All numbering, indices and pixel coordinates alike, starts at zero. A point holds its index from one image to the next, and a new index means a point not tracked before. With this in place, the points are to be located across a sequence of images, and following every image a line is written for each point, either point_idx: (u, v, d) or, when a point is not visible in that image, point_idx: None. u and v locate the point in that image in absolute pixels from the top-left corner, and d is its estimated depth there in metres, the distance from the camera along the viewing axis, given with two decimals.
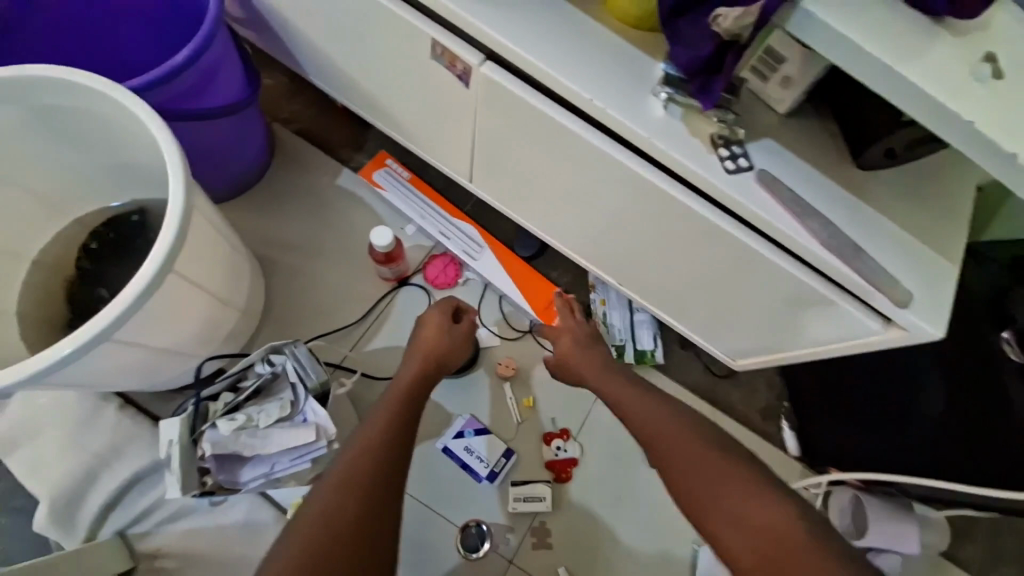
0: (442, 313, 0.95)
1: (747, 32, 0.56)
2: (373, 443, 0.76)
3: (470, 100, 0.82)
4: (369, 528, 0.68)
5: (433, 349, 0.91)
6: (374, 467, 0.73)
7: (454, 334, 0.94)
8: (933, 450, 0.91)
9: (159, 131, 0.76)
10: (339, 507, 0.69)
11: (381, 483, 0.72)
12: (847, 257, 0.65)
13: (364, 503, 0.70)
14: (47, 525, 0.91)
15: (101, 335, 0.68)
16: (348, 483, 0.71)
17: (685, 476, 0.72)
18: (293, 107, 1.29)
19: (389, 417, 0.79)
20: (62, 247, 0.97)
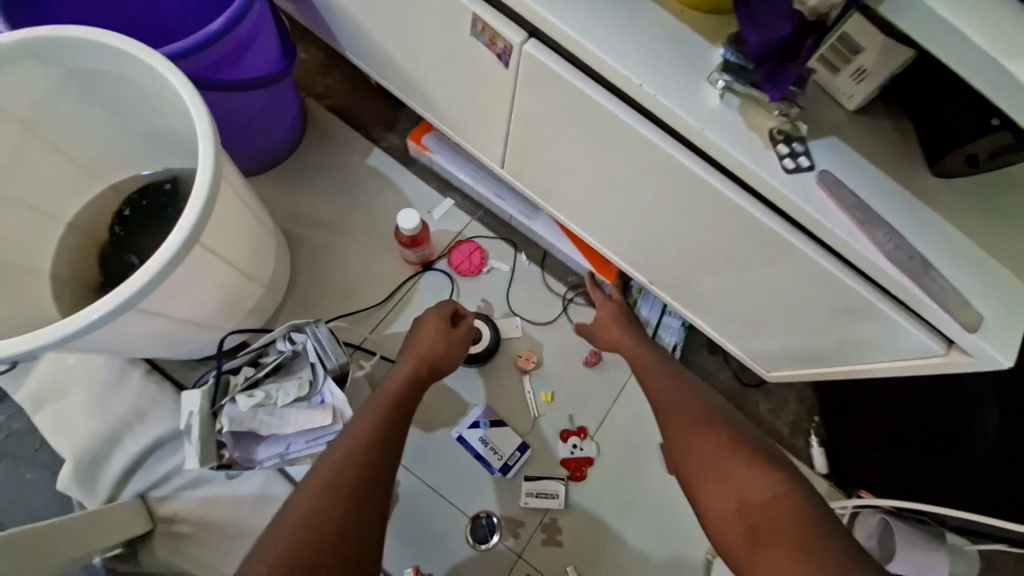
0: (439, 316, 0.97)
1: (836, 10, 0.52)
2: (363, 442, 0.76)
3: (509, 81, 0.78)
4: (357, 524, 0.67)
5: (430, 351, 0.93)
6: (365, 463, 0.73)
7: (450, 337, 0.96)
8: (982, 483, 0.84)
9: (191, 98, 0.74)
10: (328, 500, 0.68)
11: (370, 481, 0.72)
12: (912, 270, 0.59)
13: (354, 499, 0.69)
14: (73, 482, 0.94)
15: (126, 302, 0.68)
16: (337, 480, 0.70)
17: (687, 451, 0.73)
18: (328, 82, 1.27)
19: (380, 417, 0.80)
20: (96, 212, 0.98)
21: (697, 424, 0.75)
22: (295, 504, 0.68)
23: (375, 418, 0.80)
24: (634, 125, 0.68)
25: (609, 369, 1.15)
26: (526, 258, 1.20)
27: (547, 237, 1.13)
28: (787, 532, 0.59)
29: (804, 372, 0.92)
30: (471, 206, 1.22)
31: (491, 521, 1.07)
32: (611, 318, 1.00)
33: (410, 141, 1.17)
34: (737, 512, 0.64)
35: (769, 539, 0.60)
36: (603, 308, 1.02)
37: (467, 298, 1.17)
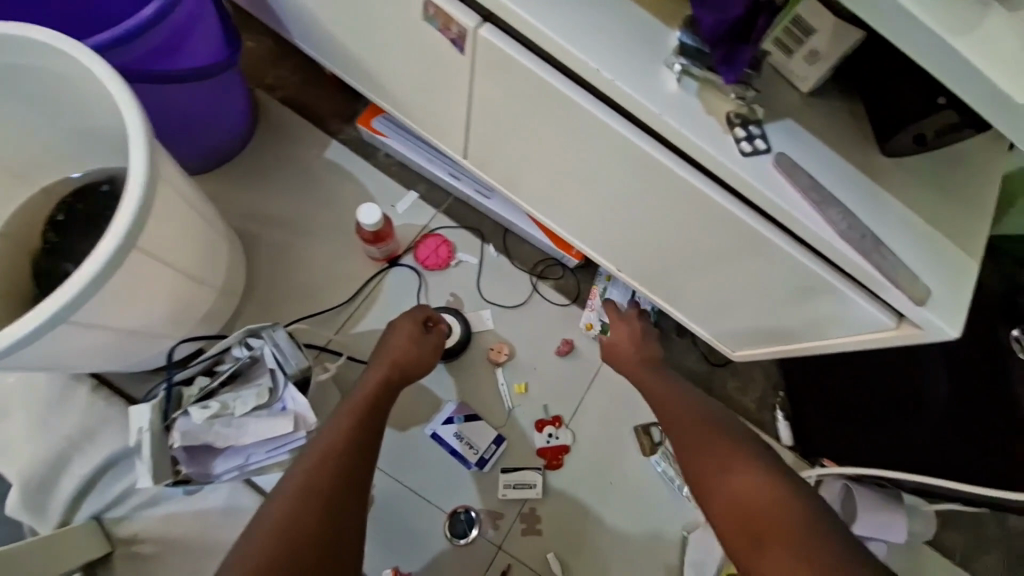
0: (412, 320, 0.95)
1: None
2: (337, 448, 0.73)
3: (466, 68, 0.75)
4: (334, 536, 0.66)
5: (403, 355, 0.90)
6: (339, 472, 0.71)
7: (423, 343, 0.93)
8: (933, 449, 0.89)
9: (120, 92, 0.69)
10: (302, 513, 0.65)
11: (347, 489, 0.70)
12: (866, 248, 0.61)
13: (330, 509, 0.67)
14: (19, 510, 0.88)
15: (60, 314, 0.63)
16: (311, 488, 0.68)
17: (692, 449, 0.77)
18: (277, 72, 1.20)
19: (353, 423, 0.77)
20: (25, 219, 0.90)
21: (695, 429, 0.79)
22: (267, 515, 0.65)
23: (349, 424, 0.77)
24: (594, 111, 0.67)
25: (582, 357, 1.15)
26: (494, 250, 1.18)
27: (507, 217, 1.12)
28: (785, 532, 0.63)
29: (768, 351, 0.95)
30: (435, 199, 1.19)
31: (470, 516, 1.07)
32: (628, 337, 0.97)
33: (359, 126, 1.13)
34: (737, 513, 0.68)
35: (770, 538, 0.64)
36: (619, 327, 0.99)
37: (435, 293, 1.14)
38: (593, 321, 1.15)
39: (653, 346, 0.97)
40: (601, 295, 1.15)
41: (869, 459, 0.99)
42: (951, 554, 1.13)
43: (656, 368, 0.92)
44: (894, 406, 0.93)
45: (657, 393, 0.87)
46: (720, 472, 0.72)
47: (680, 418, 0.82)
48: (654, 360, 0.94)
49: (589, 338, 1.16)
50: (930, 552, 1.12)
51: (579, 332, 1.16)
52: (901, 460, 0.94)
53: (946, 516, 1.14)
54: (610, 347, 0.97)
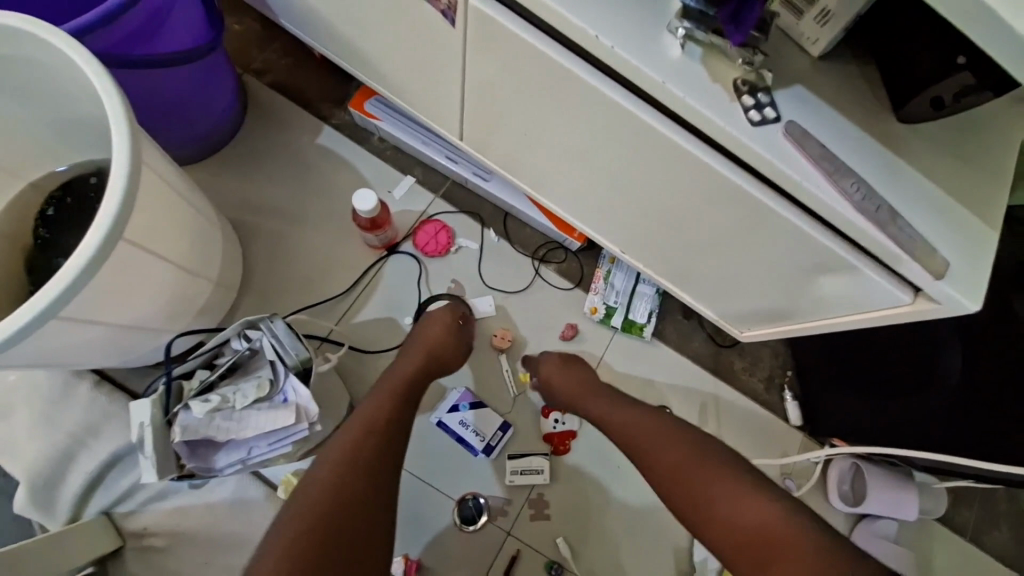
0: (449, 310, 1.00)
1: None
2: (377, 423, 0.79)
3: (458, 42, 0.72)
4: (370, 510, 0.72)
5: (439, 344, 0.95)
6: (379, 449, 0.76)
7: (457, 334, 0.98)
8: (946, 426, 0.86)
9: (99, 78, 0.66)
10: (344, 486, 0.71)
11: (385, 467, 0.75)
12: (882, 220, 0.58)
13: (368, 486, 0.73)
14: (27, 506, 0.88)
15: (49, 311, 0.62)
16: (353, 462, 0.73)
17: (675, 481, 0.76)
18: (266, 56, 1.17)
19: (392, 402, 0.83)
20: (16, 214, 0.89)
21: (672, 449, 0.79)
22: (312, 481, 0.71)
23: (388, 402, 0.83)
24: (594, 83, 0.64)
25: (587, 341, 1.13)
26: (495, 234, 1.16)
27: (507, 199, 1.09)
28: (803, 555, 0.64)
29: (773, 330, 0.94)
30: (433, 183, 1.16)
31: (479, 502, 1.07)
32: (557, 365, 0.99)
33: (352, 109, 1.10)
34: (740, 540, 0.69)
35: (780, 562, 0.65)
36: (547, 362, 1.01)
37: (436, 279, 1.12)
38: (597, 304, 1.13)
39: (581, 369, 0.99)
40: (605, 277, 1.14)
41: (880, 438, 0.97)
42: (964, 531, 1.11)
43: (598, 386, 0.95)
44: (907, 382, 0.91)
45: (611, 415, 0.89)
46: (715, 493, 0.73)
47: (659, 426, 0.83)
48: (587, 385, 0.95)
49: (594, 322, 1.14)
50: (942, 529, 1.11)
51: (584, 315, 1.14)
52: (913, 438, 0.92)
53: (959, 494, 1.13)
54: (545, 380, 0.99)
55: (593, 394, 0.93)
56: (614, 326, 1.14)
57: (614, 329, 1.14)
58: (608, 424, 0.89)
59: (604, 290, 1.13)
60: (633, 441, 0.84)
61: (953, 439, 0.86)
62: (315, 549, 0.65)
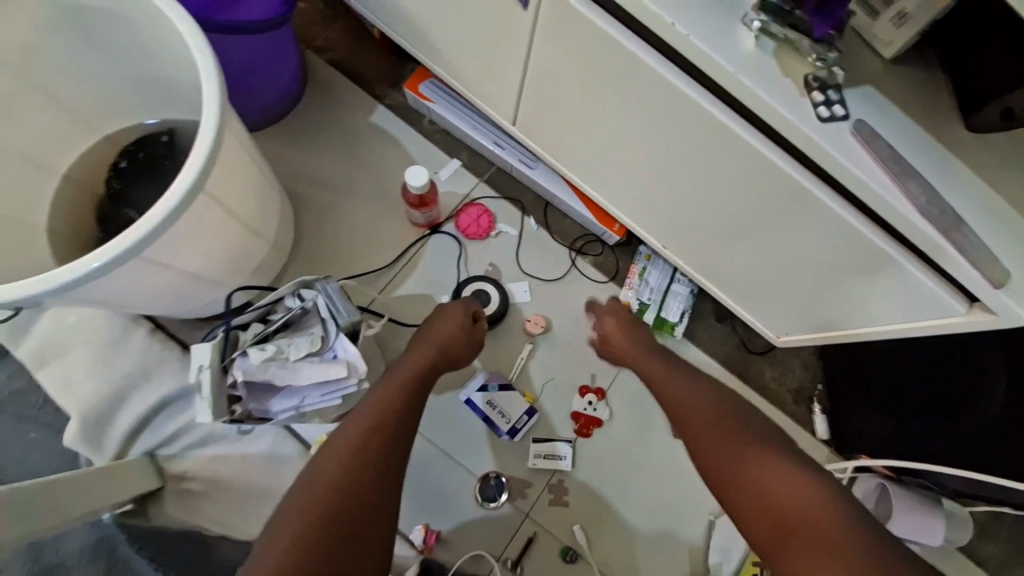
0: (465, 308, 0.97)
1: None
2: (386, 420, 0.77)
3: (528, 26, 0.74)
4: (374, 508, 0.72)
5: (450, 337, 0.92)
6: (386, 441, 0.76)
7: (471, 332, 0.95)
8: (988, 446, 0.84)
9: (192, 36, 0.70)
10: (350, 479, 0.71)
11: (391, 463, 0.75)
12: (945, 224, 0.58)
13: (373, 481, 0.73)
14: (76, 440, 0.93)
15: (132, 251, 0.65)
16: (360, 455, 0.73)
17: (717, 459, 0.75)
18: (328, 34, 1.21)
19: (399, 394, 0.81)
20: (92, 164, 0.94)
21: (717, 424, 0.78)
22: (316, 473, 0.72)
23: (396, 392, 0.81)
24: (663, 72, 0.65)
25: None
26: (535, 222, 1.17)
27: (549, 188, 1.11)
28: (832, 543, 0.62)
29: (816, 337, 0.92)
30: (478, 168, 1.19)
31: (500, 482, 1.08)
32: (619, 326, 0.98)
33: (406, 90, 1.13)
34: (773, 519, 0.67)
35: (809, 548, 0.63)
36: (609, 316, 0.99)
37: (475, 261, 1.15)
38: (631, 300, 1.13)
39: (641, 332, 0.97)
40: (640, 274, 1.14)
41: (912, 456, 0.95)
42: (988, 564, 1.09)
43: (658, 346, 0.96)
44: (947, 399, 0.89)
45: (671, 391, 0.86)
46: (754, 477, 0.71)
47: (714, 425, 0.78)
48: (646, 344, 0.95)
49: None
50: (967, 558, 1.08)
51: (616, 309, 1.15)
52: (949, 456, 0.90)
53: (988, 526, 1.10)
54: (600, 334, 0.99)
55: (651, 351, 0.94)
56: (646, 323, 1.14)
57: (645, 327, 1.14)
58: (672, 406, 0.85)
59: (638, 285, 1.13)
60: (699, 427, 0.79)
61: (992, 462, 0.85)
62: (319, 546, 0.66)
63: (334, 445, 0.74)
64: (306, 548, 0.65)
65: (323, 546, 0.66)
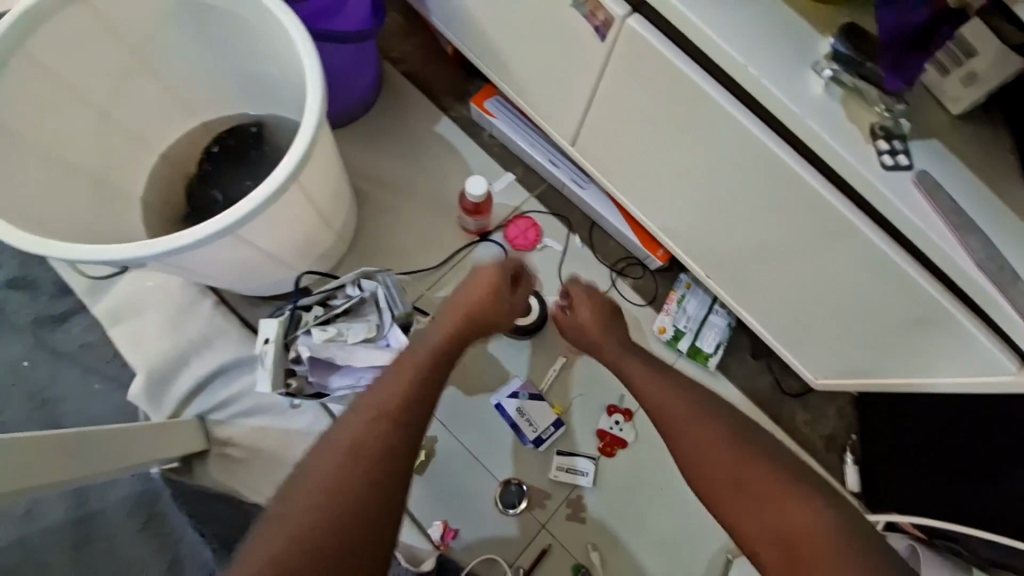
0: (498, 272, 0.87)
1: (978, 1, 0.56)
2: (394, 413, 0.68)
3: (602, 55, 0.79)
4: (370, 523, 0.61)
5: (481, 304, 0.84)
6: (399, 439, 0.67)
7: (504, 299, 0.86)
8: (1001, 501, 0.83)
9: (302, 41, 0.78)
10: (354, 490, 0.62)
11: (402, 466, 0.65)
12: (1002, 281, 0.59)
13: (381, 487, 0.63)
14: (140, 395, 1.00)
15: (226, 229, 0.72)
16: (364, 451, 0.65)
17: (691, 460, 0.74)
18: (405, 47, 1.29)
19: (420, 381, 0.72)
20: (186, 145, 1.03)
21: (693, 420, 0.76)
22: (315, 476, 0.63)
23: (414, 381, 0.72)
24: (729, 109, 0.69)
25: None
26: (579, 240, 1.21)
27: (598, 209, 1.15)
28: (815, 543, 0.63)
29: (854, 382, 0.91)
30: (530, 183, 1.24)
31: (521, 489, 1.10)
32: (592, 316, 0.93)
33: (472, 104, 1.20)
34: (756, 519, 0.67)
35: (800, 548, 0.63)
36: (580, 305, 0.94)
37: None
38: (666, 325, 1.15)
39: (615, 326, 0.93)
40: (679, 301, 1.15)
41: (931, 511, 0.93)
42: None
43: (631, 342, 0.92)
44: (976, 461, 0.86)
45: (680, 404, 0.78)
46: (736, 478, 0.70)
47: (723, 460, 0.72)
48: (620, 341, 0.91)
49: (660, 341, 1.16)
50: None
51: (651, 334, 1.16)
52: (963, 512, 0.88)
53: None
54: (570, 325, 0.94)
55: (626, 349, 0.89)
56: (680, 350, 1.15)
57: (678, 354, 1.15)
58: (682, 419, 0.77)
59: (676, 312, 1.15)
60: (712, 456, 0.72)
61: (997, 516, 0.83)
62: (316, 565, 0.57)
63: (338, 444, 0.65)
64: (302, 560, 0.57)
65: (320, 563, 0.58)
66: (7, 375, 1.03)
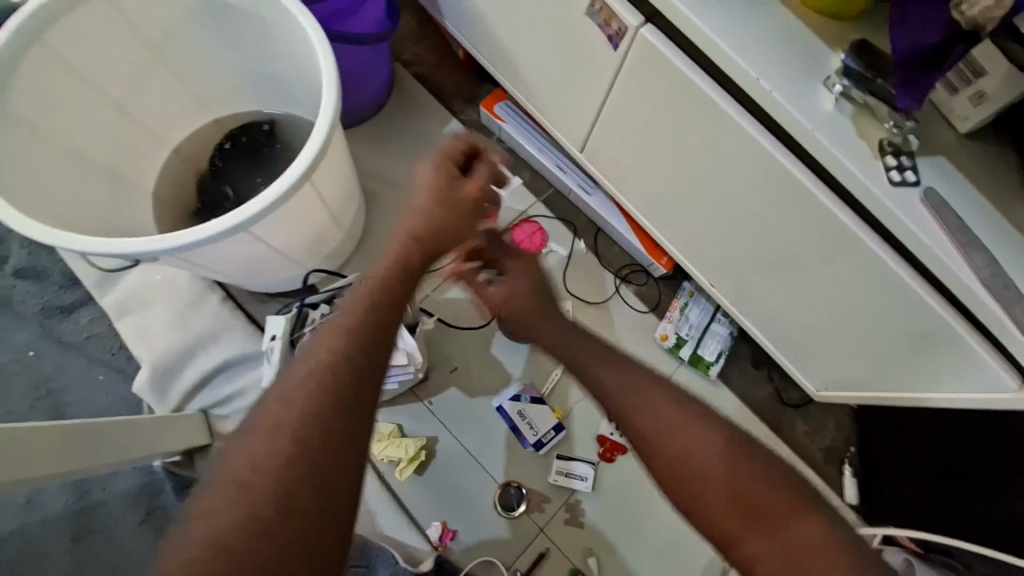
0: (439, 178, 0.81)
1: (992, 24, 0.57)
2: (345, 352, 0.60)
3: (614, 64, 0.80)
4: (320, 482, 0.53)
5: (427, 220, 0.78)
6: (335, 395, 0.57)
7: (453, 197, 0.80)
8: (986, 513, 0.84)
9: (319, 42, 0.79)
10: (289, 459, 0.53)
11: (345, 425, 0.56)
12: (1006, 299, 0.60)
13: (321, 452, 0.54)
14: (145, 388, 1.01)
15: (238, 225, 0.73)
16: (313, 396, 0.57)
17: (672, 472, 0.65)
18: (417, 50, 1.30)
19: (360, 327, 0.63)
20: (199, 142, 1.04)
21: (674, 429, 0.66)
22: (245, 451, 0.54)
23: (356, 318, 0.64)
24: (739, 121, 0.70)
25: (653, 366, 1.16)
26: (584, 246, 1.21)
27: (603, 215, 1.15)
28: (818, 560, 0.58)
29: (857, 396, 0.92)
30: (537, 188, 1.24)
31: (520, 492, 1.10)
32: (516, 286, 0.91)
33: (482, 108, 1.21)
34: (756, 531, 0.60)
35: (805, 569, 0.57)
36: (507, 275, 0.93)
37: None
38: (668, 333, 1.15)
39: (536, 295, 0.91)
40: (681, 308, 1.16)
41: (926, 525, 0.94)
42: None
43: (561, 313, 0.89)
44: (972, 477, 0.87)
45: (655, 417, 0.68)
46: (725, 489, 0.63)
47: (717, 494, 0.63)
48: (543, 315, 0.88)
49: (662, 348, 1.16)
50: None
51: (653, 341, 1.17)
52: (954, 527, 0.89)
53: None
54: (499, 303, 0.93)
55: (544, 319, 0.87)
56: (681, 358, 1.16)
57: (680, 361, 1.16)
58: (659, 436, 0.67)
59: (678, 320, 1.15)
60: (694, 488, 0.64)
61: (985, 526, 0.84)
62: (254, 548, 0.49)
63: (268, 412, 0.56)
64: (236, 544, 0.49)
65: (258, 544, 0.49)
66: (13, 364, 1.04)
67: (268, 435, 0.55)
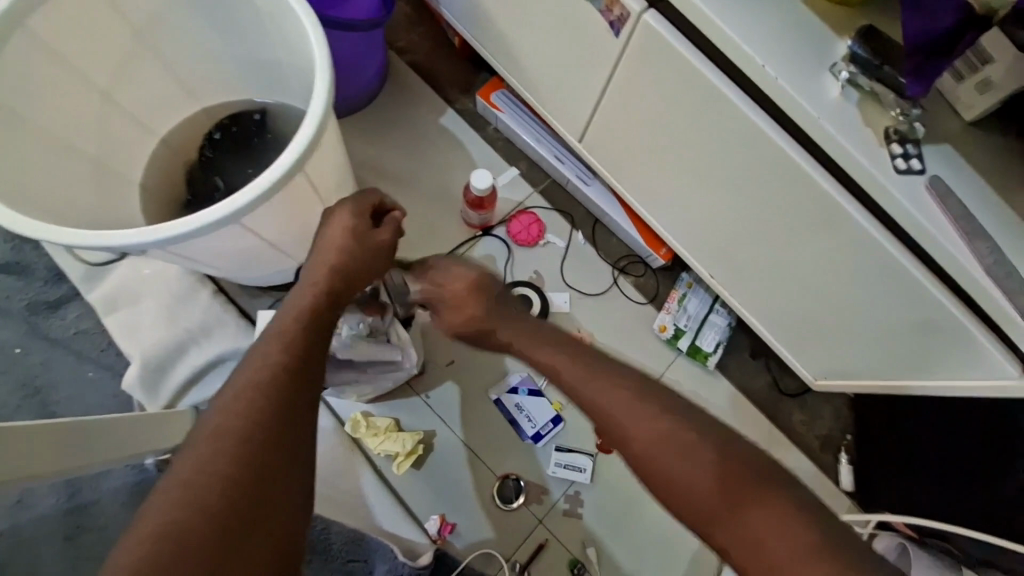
0: (350, 223, 0.74)
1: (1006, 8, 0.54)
2: (290, 356, 0.61)
3: (616, 51, 0.78)
4: (270, 479, 0.55)
5: (343, 264, 0.71)
6: (281, 399, 0.58)
7: (368, 243, 0.74)
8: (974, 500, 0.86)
9: (312, 28, 0.76)
10: (237, 462, 0.54)
11: (291, 425, 0.58)
12: (1009, 286, 0.59)
13: (269, 453, 0.55)
14: (135, 385, 0.99)
15: (231, 216, 0.71)
16: (257, 400, 0.57)
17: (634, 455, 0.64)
18: (411, 37, 1.27)
19: (300, 331, 0.64)
20: (189, 132, 1.01)
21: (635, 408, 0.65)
22: (189, 457, 0.54)
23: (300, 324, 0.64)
24: (743, 109, 0.69)
25: (651, 357, 1.16)
26: (582, 237, 1.20)
27: (603, 207, 1.15)
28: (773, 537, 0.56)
29: (857, 386, 0.92)
30: (534, 179, 1.23)
31: (518, 484, 1.10)
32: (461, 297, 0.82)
33: (478, 97, 1.18)
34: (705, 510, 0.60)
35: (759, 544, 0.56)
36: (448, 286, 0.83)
37: (521, 266, 1.18)
38: (667, 324, 1.15)
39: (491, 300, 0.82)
40: (680, 300, 1.15)
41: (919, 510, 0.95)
42: None
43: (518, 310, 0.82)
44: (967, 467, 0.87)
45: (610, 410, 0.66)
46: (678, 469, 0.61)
47: (670, 474, 0.61)
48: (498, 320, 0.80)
49: (660, 340, 1.16)
50: None
51: (652, 332, 1.17)
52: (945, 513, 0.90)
53: None
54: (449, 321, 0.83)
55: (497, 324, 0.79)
56: (680, 349, 1.16)
57: (678, 353, 1.16)
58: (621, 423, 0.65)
59: (677, 311, 1.15)
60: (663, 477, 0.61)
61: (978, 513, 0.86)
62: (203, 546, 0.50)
63: (212, 419, 0.56)
64: (181, 546, 0.49)
65: (205, 541, 0.49)
66: None
67: (212, 440, 0.55)
